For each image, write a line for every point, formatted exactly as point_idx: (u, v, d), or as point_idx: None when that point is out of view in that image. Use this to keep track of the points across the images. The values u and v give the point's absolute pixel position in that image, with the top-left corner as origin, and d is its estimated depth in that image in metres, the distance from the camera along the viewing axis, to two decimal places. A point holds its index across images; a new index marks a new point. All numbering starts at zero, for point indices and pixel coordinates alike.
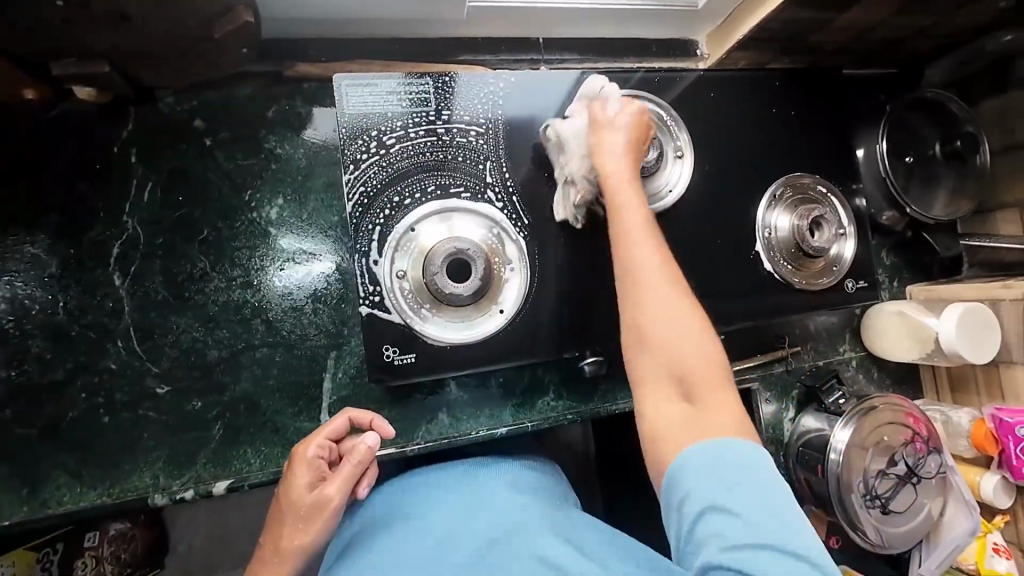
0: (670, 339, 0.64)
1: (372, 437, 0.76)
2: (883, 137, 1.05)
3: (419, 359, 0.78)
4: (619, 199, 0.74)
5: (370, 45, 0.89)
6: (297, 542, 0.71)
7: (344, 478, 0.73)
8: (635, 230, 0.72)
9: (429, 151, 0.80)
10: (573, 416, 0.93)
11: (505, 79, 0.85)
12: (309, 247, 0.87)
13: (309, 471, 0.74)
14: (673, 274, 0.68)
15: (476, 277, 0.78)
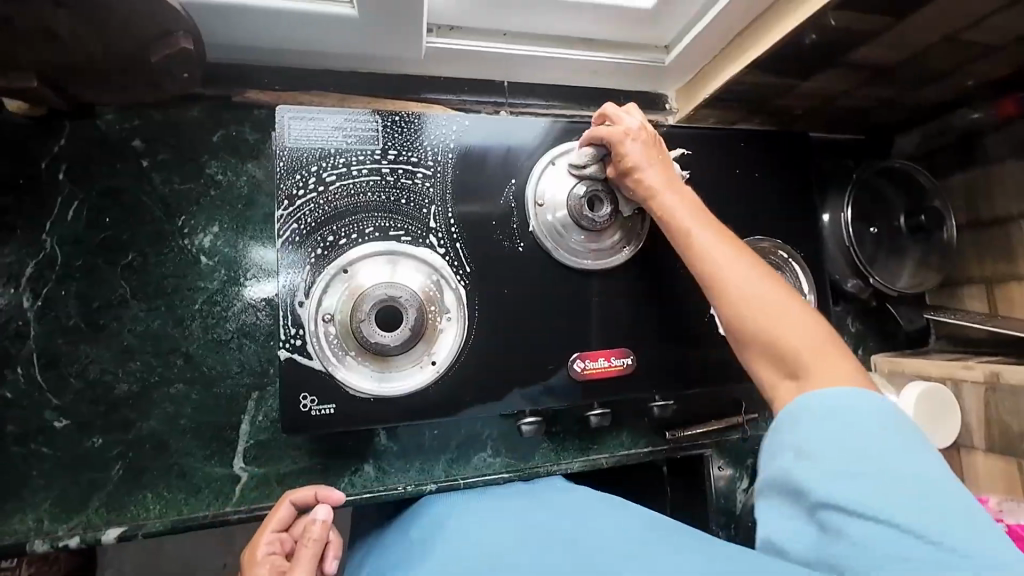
0: (773, 327, 0.65)
1: (322, 510, 0.70)
2: (847, 206, 1.03)
3: (339, 410, 0.73)
4: (675, 208, 0.75)
5: (330, 76, 0.87)
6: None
7: (305, 563, 0.66)
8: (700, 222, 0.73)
9: (371, 190, 0.78)
10: (509, 475, 0.88)
11: (458, 122, 0.83)
12: (241, 279, 0.83)
13: (264, 573, 0.68)
14: (760, 268, 0.69)
15: (406, 326, 0.74)
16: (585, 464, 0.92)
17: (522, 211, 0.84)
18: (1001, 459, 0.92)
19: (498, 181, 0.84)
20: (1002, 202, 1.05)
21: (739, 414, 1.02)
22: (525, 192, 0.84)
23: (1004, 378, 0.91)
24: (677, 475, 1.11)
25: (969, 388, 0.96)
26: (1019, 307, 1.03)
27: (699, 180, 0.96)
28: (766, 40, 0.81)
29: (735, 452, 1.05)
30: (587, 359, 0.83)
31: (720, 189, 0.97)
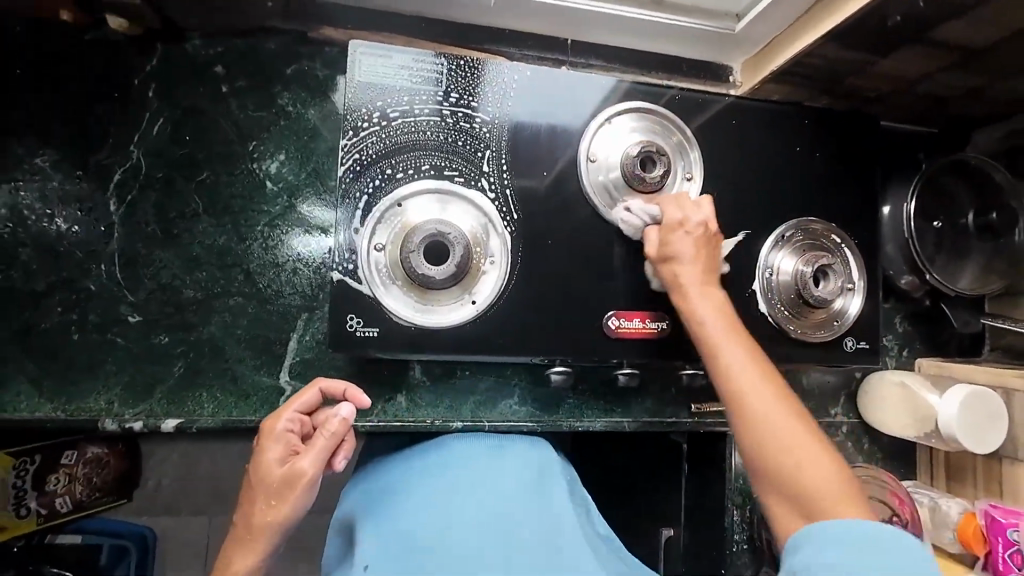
0: (810, 462, 0.64)
1: (346, 409, 0.76)
2: (913, 196, 0.99)
3: (382, 335, 0.77)
4: (712, 335, 0.73)
5: (401, 20, 0.90)
6: (269, 518, 0.69)
7: (321, 450, 0.73)
8: (717, 321, 0.73)
9: (430, 130, 0.81)
10: (533, 424, 0.90)
11: (519, 72, 0.84)
12: (301, 207, 0.88)
13: (279, 444, 0.73)
14: (779, 389, 0.69)
15: (452, 262, 0.76)
16: (608, 425, 0.93)
17: (574, 168, 0.85)
18: None
19: (554, 134, 0.85)
20: None
21: None
22: (578, 148, 0.85)
23: None
24: (696, 454, 1.11)
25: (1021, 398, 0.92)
26: None
27: (756, 155, 0.94)
28: (845, 11, 0.79)
29: None
30: (622, 317, 0.84)
31: (776, 166, 0.94)
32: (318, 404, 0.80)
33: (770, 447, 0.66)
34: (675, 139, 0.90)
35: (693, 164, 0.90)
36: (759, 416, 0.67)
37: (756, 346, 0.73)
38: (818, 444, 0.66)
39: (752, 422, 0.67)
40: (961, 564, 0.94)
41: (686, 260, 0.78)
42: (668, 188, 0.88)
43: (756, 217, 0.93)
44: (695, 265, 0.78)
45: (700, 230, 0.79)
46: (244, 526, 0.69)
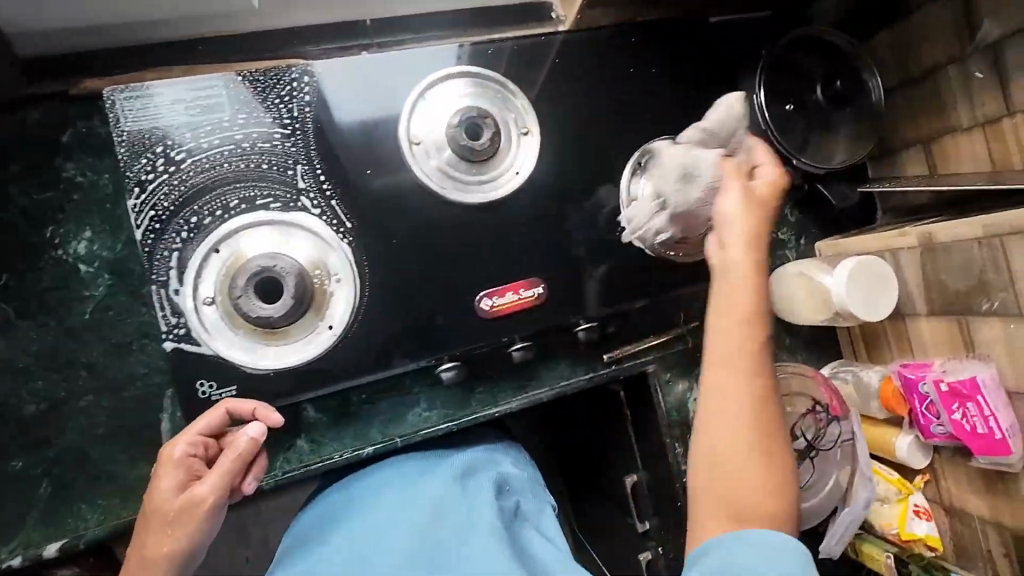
0: (720, 424, 0.66)
1: (255, 429, 0.68)
2: (760, 87, 0.96)
3: (241, 390, 0.72)
4: (710, 338, 0.70)
5: (174, 48, 0.81)
6: (162, 550, 0.63)
7: (221, 478, 0.65)
8: (722, 327, 0.69)
9: (226, 162, 0.73)
10: (447, 425, 0.86)
11: (310, 72, 0.77)
12: (126, 280, 0.80)
13: (176, 472, 0.66)
14: (757, 408, 0.66)
15: (288, 294, 0.71)
16: (525, 402, 0.90)
17: (399, 156, 0.79)
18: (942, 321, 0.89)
19: (368, 127, 0.78)
20: (927, 54, 0.98)
21: (679, 324, 0.99)
22: (396, 135, 0.79)
23: (936, 237, 0.86)
24: (631, 398, 1.10)
25: (906, 256, 0.92)
26: (957, 161, 0.98)
27: (593, 88, 0.89)
28: None
29: (682, 364, 1.03)
30: (494, 295, 0.81)
31: (616, 94, 0.90)
32: (226, 423, 0.70)
33: (721, 444, 0.66)
34: (500, 94, 0.83)
35: (525, 116, 0.84)
36: (713, 421, 0.67)
37: (760, 345, 0.69)
38: (761, 455, 0.65)
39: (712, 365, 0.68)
40: (890, 426, 0.97)
41: (726, 206, 0.73)
42: (506, 149, 0.82)
43: (609, 152, 0.89)
44: (743, 259, 0.71)
45: (760, 190, 0.73)
46: (134, 559, 0.64)
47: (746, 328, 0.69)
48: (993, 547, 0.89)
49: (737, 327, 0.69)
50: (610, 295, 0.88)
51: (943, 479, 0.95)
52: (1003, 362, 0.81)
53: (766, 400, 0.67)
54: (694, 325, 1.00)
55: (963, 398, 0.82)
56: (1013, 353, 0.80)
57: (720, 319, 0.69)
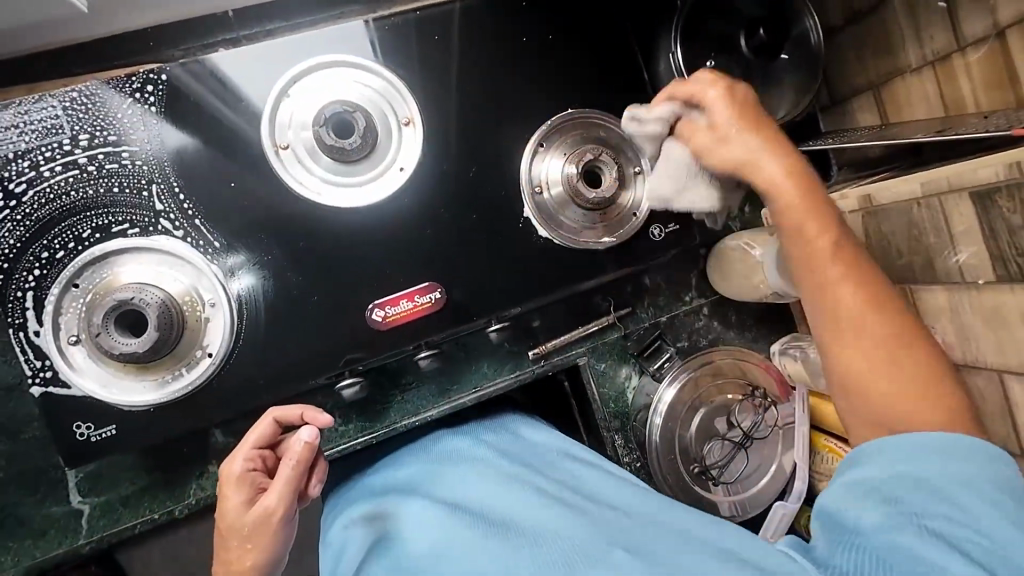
0: (857, 343, 0.63)
1: (306, 431, 0.66)
2: (675, 44, 0.85)
3: (122, 429, 0.70)
4: (790, 220, 0.67)
5: (27, 68, 0.77)
6: (246, 563, 0.63)
7: (284, 486, 0.64)
8: (795, 188, 0.67)
9: (72, 189, 0.68)
10: (366, 439, 0.81)
11: (153, 80, 0.70)
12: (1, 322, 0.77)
13: (240, 489, 0.65)
14: (848, 256, 0.65)
15: (153, 326, 0.67)
16: (446, 407, 0.83)
17: (266, 165, 0.73)
18: (890, 289, 0.80)
19: (227, 136, 0.72)
20: None
21: (608, 312, 0.90)
22: (259, 140, 0.73)
23: (877, 199, 0.77)
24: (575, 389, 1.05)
25: (848, 220, 0.82)
26: (907, 108, 0.87)
27: (487, 66, 0.81)
28: None
29: (619, 352, 0.91)
30: (386, 305, 0.77)
31: (514, 69, 0.82)
32: (278, 433, 0.70)
33: (837, 322, 0.64)
34: (377, 85, 0.77)
35: (407, 105, 0.78)
36: (822, 280, 0.65)
37: (829, 205, 0.67)
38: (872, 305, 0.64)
39: (837, 315, 0.64)
40: None
41: (737, 147, 0.70)
42: (388, 144, 0.77)
43: (507, 136, 0.82)
44: (767, 152, 0.69)
45: (760, 121, 0.71)
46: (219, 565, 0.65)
47: (819, 198, 0.67)
48: None
49: (791, 228, 0.67)
50: (520, 290, 0.83)
51: None
52: (949, 334, 0.74)
53: (849, 254, 0.66)
54: (627, 312, 0.91)
55: None
56: (958, 326, 0.72)
57: (783, 181, 0.67)
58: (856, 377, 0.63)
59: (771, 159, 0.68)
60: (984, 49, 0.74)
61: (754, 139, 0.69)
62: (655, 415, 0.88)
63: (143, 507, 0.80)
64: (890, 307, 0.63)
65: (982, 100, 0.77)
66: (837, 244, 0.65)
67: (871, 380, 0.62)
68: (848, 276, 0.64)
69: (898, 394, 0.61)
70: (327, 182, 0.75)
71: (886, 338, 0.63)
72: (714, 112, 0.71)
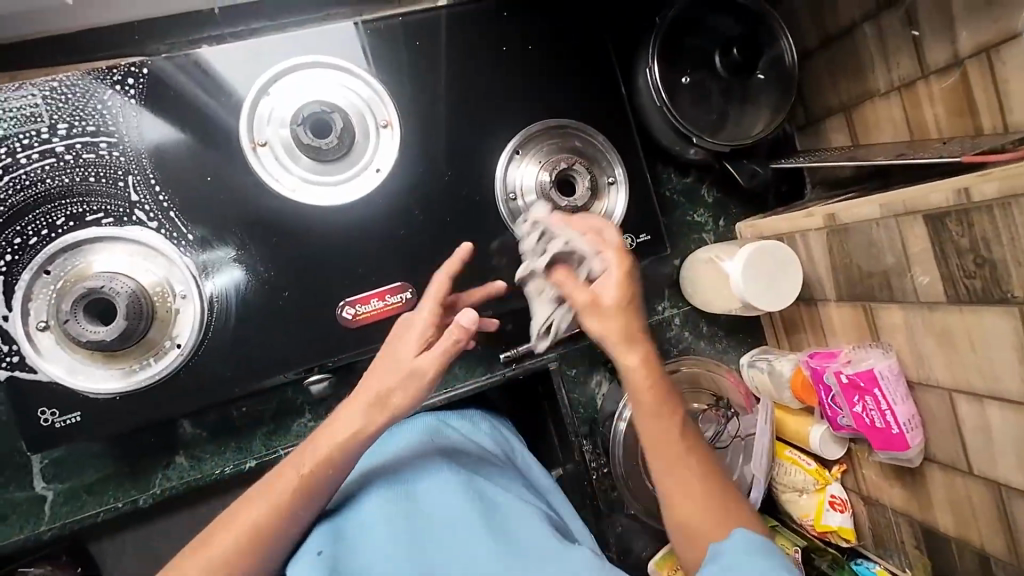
0: (684, 497, 0.65)
1: (466, 314, 0.68)
2: (652, 59, 0.87)
3: (87, 417, 0.70)
4: (639, 377, 0.68)
5: (11, 55, 0.78)
6: (392, 408, 0.67)
7: (439, 353, 0.68)
8: (637, 361, 0.68)
9: (48, 177, 0.69)
10: None
11: (134, 73, 0.72)
12: None
13: (416, 337, 0.69)
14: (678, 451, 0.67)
15: (122, 315, 0.68)
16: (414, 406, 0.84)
17: (242, 162, 0.74)
18: (852, 306, 0.82)
19: (204, 133, 0.73)
20: (845, 6, 0.88)
21: None
22: (237, 136, 0.74)
23: (841, 218, 0.79)
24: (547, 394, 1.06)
25: (815, 237, 0.84)
26: (876, 130, 0.89)
27: (468, 72, 0.83)
28: None
29: (589, 359, 0.95)
30: (357, 303, 0.78)
31: (495, 77, 0.84)
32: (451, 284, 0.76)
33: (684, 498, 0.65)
34: (357, 88, 0.78)
35: (387, 108, 0.80)
36: (672, 481, 0.66)
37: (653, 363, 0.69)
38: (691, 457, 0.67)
39: (675, 506, 0.66)
40: (807, 415, 0.90)
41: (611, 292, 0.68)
42: (365, 145, 0.79)
43: (484, 141, 0.83)
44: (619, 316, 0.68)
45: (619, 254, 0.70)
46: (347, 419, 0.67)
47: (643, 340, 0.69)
48: (908, 540, 0.85)
49: (637, 395, 0.68)
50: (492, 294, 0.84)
51: (859, 471, 0.89)
52: (906, 353, 0.76)
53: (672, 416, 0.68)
54: None
55: (862, 390, 0.76)
56: (913, 344, 0.74)
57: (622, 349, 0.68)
58: (688, 525, 0.64)
59: (624, 316, 0.68)
60: (946, 78, 0.77)
61: (613, 322, 0.68)
62: (618, 422, 0.89)
63: (108, 496, 0.80)
64: (685, 459, 0.67)
65: (944, 126, 0.79)
66: (661, 398, 0.68)
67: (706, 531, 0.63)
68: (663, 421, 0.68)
69: (705, 503, 0.65)
70: (303, 181, 0.76)
71: (711, 507, 0.64)
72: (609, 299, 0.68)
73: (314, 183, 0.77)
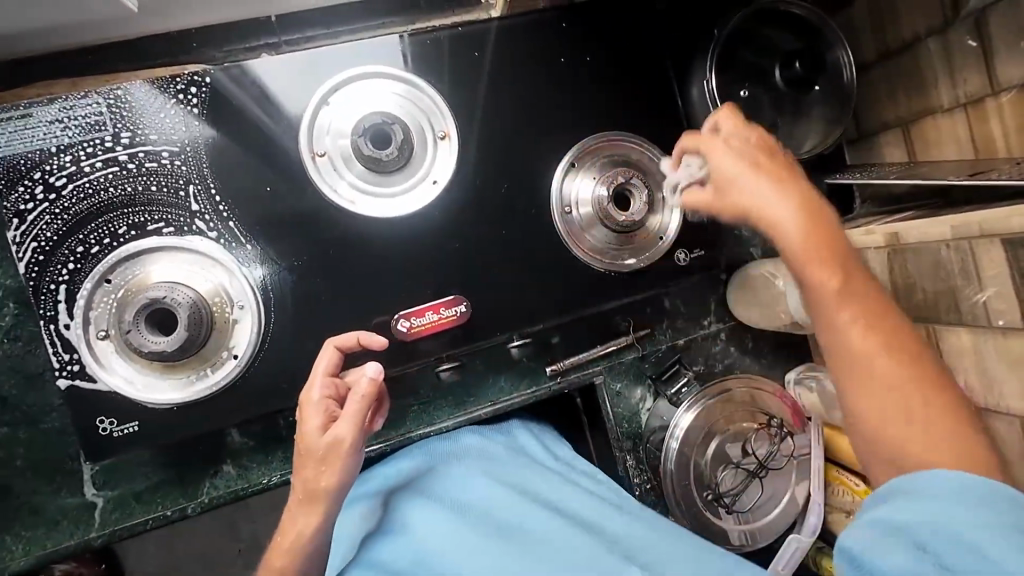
0: (892, 431, 0.53)
1: (373, 367, 0.66)
2: (710, 72, 0.86)
3: (144, 426, 0.70)
4: (825, 288, 0.57)
5: (72, 63, 0.78)
6: (321, 484, 0.64)
7: (355, 416, 0.64)
8: (843, 316, 0.56)
9: (111, 185, 0.69)
10: (382, 446, 0.81)
11: (197, 82, 0.71)
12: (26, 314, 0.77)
13: (317, 413, 0.65)
14: (892, 348, 0.54)
15: (182, 326, 0.67)
16: (463, 419, 0.83)
17: (301, 173, 0.74)
18: (913, 327, 0.80)
19: (265, 143, 0.73)
20: (907, 21, 0.87)
21: (626, 331, 0.89)
22: (296, 147, 0.74)
23: (904, 238, 0.78)
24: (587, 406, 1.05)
25: (873, 256, 0.83)
26: (936, 147, 0.87)
27: (524, 83, 0.82)
28: None
29: (635, 373, 0.92)
30: (411, 316, 0.78)
31: (551, 89, 0.83)
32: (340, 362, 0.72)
33: (876, 422, 0.54)
34: (415, 99, 0.78)
35: (444, 119, 0.79)
36: (846, 377, 0.55)
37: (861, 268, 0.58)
38: (893, 364, 0.53)
39: (876, 421, 0.53)
40: None
41: (775, 199, 0.60)
42: (422, 156, 0.78)
43: (539, 153, 0.82)
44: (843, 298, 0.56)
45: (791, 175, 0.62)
46: (300, 489, 0.64)
47: (836, 243, 0.57)
48: None
49: (830, 327, 0.56)
50: (544, 308, 0.83)
51: None
52: (972, 377, 0.74)
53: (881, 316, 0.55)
54: (646, 333, 0.91)
55: None
56: (981, 369, 0.72)
57: (773, 207, 0.59)
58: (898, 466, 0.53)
59: (799, 222, 0.58)
60: (1018, 97, 0.75)
61: (795, 207, 0.59)
62: (670, 439, 0.87)
63: (157, 503, 0.80)
64: (923, 362, 0.53)
65: (1013, 144, 0.77)
66: (860, 292, 0.56)
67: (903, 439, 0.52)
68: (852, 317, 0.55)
69: (930, 439, 0.51)
70: (360, 192, 0.76)
71: (914, 393, 0.53)
72: (730, 168, 0.63)
73: (372, 195, 0.76)
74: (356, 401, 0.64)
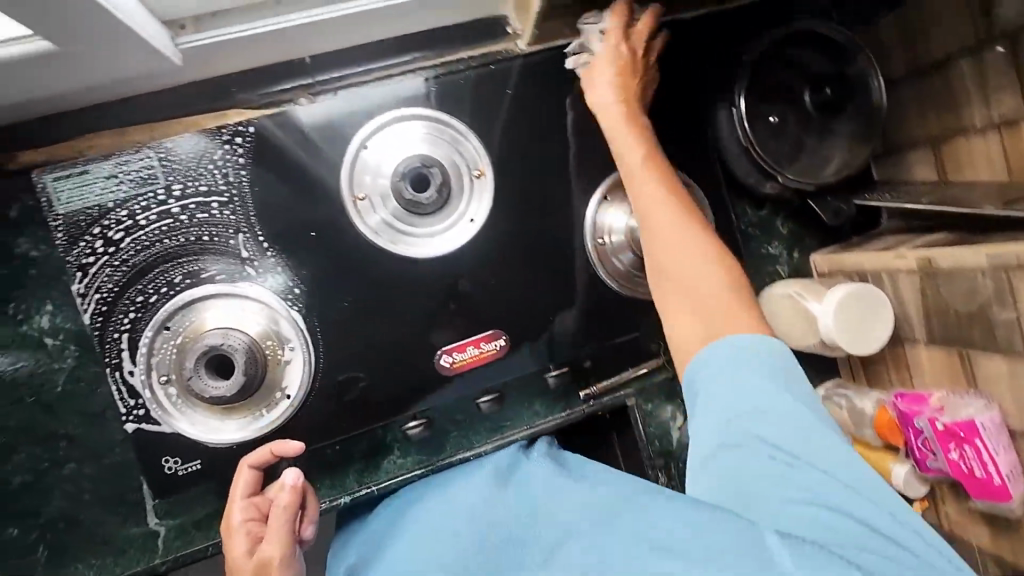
0: (682, 291, 0.65)
1: (290, 477, 0.72)
2: (739, 97, 0.86)
3: (206, 464, 0.74)
4: (652, 232, 0.69)
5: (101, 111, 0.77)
6: None
7: (279, 533, 0.69)
8: (678, 222, 0.68)
9: (165, 237, 0.72)
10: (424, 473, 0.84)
11: (242, 132, 0.73)
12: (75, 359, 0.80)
13: (242, 539, 0.69)
14: (700, 248, 0.66)
15: (240, 372, 0.71)
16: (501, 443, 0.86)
17: (342, 215, 0.76)
18: (945, 349, 0.81)
19: (307, 189, 0.75)
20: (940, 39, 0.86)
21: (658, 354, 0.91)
22: (337, 190, 0.76)
23: (937, 263, 0.78)
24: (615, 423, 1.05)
25: (906, 279, 0.83)
26: (967, 167, 0.87)
27: (556, 117, 0.83)
28: None
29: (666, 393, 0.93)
30: (454, 351, 0.81)
31: (582, 121, 0.84)
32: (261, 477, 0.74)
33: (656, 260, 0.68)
34: (450, 140, 0.79)
35: (478, 157, 0.81)
36: (680, 292, 0.65)
37: (724, 258, 0.66)
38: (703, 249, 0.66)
39: (651, 208, 0.69)
40: (889, 452, 0.89)
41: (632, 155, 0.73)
42: (459, 195, 0.80)
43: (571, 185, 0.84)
44: (683, 222, 0.67)
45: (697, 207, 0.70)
46: None
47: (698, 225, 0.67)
48: None
49: (665, 238, 0.68)
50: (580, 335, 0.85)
51: (941, 509, 0.88)
52: (1005, 401, 0.75)
53: (721, 255, 0.66)
54: None
55: (960, 439, 0.75)
56: (1014, 394, 0.74)
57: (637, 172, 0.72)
58: (686, 306, 0.65)
59: (688, 232, 0.67)
60: None
61: (654, 182, 0.71)
62: None
63: (214, 529, 0.84)
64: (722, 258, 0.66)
65: None
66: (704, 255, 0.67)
67: (698, 298, 0.64)
68: (669, 193, 0.70)
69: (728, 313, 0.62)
70: (404, 231, 0.78)
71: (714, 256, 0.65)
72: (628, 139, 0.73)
73: (415, 233, 0.79)
74: (280, 518, 0.69)
